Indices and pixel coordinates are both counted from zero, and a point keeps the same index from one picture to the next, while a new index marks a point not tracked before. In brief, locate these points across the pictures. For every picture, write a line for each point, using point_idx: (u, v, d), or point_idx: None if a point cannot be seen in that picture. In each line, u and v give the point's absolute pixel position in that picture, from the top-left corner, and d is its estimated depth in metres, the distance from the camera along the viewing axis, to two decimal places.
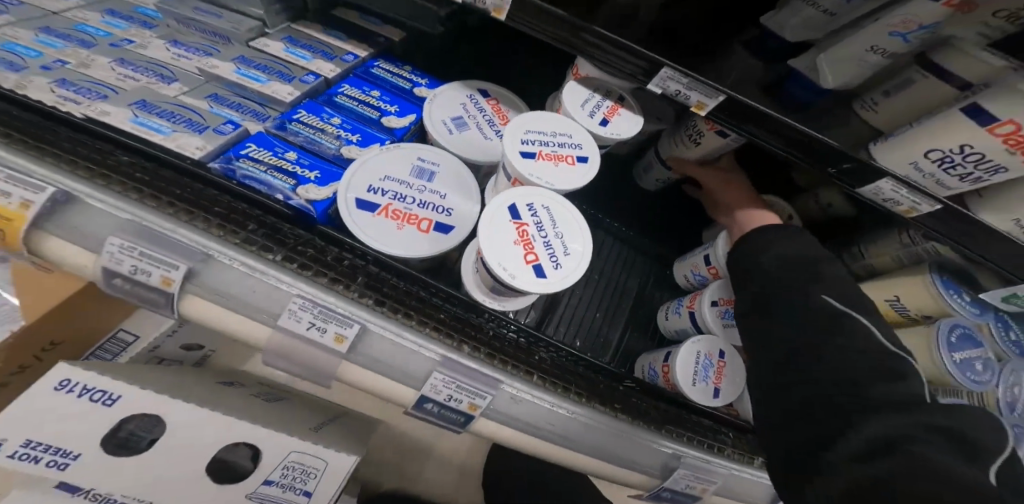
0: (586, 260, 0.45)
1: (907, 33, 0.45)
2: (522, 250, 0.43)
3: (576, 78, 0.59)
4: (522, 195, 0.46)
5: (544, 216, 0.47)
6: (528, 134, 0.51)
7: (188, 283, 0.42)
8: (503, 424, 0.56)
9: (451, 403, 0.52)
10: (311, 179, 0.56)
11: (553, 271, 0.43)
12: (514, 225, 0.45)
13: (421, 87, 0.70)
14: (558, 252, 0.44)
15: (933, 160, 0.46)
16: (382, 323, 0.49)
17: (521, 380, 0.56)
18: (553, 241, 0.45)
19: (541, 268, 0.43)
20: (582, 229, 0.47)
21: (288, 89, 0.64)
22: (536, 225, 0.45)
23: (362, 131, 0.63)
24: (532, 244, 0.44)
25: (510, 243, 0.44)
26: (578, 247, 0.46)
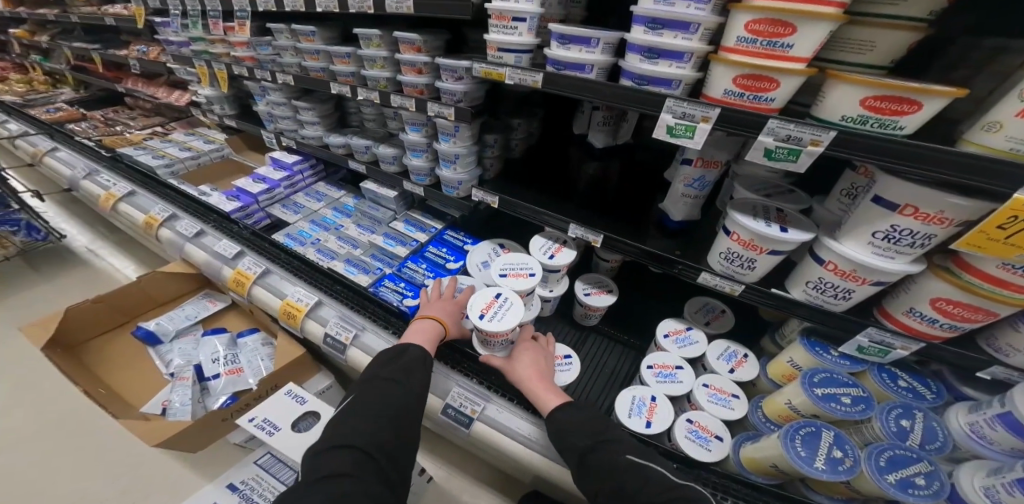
0: (504, 326, 0.86)
1: (693, 185, 0.88)
2: (484, 305, 0.89)
3: (542, 233, 1.11)
4: (502, 289, 0.94)
5: (506, 300, 0.91)
6: (505, 265, 1.00)
7: (355, 339, 1.06)
8: (491, 428, 0.90)
9: (461, 408, 0.92)
10: (409, 295, 1.08)
11: (488, 320, 0.87)
12: (487, 299, 0.91)
13: (468, 243, 1.23)
14: (501, 313, 0.88)
15: (727, 255, 0.79)
16: (437, 365, 1.02)
17: (502, 402, 0.94)
18: (500, 311, 0.89)
19: (485, 315, 0.87)
20: (514, 307, 0.90)
21: (402, 251, 1.22)
22: (500, 302, 0.91)
23: (437, 271, 1.14)
24: (491, 306, 0.89)
25: (481, 303, 0.90)
26: (513, 317, 0.88)
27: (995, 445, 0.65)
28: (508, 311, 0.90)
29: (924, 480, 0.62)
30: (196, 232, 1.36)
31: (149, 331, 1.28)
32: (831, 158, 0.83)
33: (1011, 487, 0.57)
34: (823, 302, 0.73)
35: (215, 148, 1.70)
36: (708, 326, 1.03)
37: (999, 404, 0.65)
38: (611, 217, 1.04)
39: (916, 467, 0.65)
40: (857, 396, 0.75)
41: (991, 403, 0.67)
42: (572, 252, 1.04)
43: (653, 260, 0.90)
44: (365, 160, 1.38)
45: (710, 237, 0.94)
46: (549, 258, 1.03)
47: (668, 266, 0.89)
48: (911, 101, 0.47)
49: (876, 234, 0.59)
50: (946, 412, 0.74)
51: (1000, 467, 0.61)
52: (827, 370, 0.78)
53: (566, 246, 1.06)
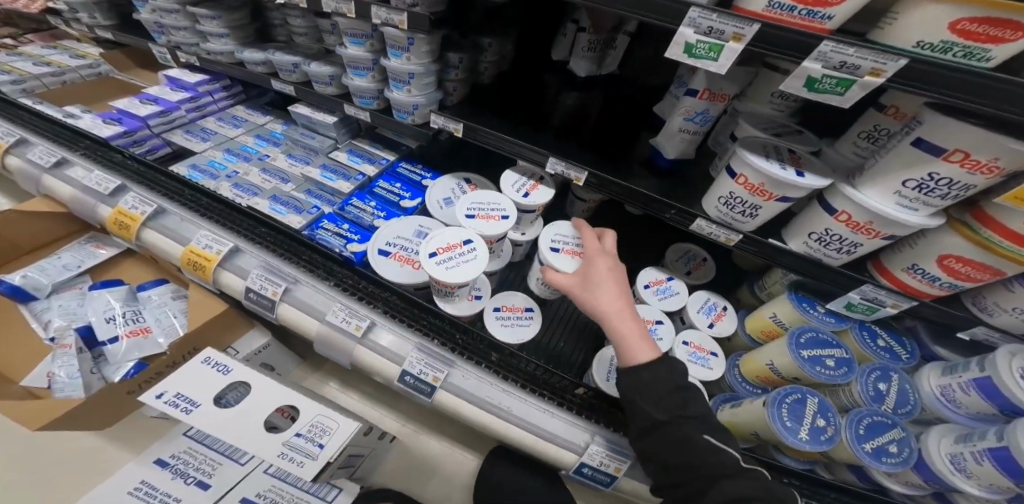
0: (442, 273, 0.74)
1: (692, 119, 0.76)
2: (445, 243, 0.77)
3: (513, 169, 0.96)
4: (472, 237, 0.79)
5: (470, 254, 0.77)
6: (473, 206, 0.86)
7: (287, 295, 0.87)
8: (454, 394, 0.82)
9: (422, 375, 0.81)
10: (355, 239, 0.91)
11: (432, 259, 0.75)
12: (448, 244, 0.77)
13: (427, 179, 1.06)
14: (461, 259, 0.76)
15: (724, 201, 0.70)
16: (387, 322, 0.87)
17: (469, 366, 0.86)
18: (455, 258, 0.76)
19: (434, 254, 0.76)
20: (475, 260, 0.76)
21: (348, 186, 1.03)
22: (461, 251, 0.77)
23: (389, 210, 0.98)
24: (449, 249, 0.77)
25: (446, 241, 0.78)
26: (467, 271, 0.75)
27: (962, 408, 0.70)
28: (463, 259, 0.76)
29: (897, 449, 0.68)
30: (56, 161, 1.07)
31: (14, 287, 1.02)
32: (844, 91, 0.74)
33: (981, 457, 0.63)
34: (817, 252, 0.68)
35: (85, 63, 1.34)
36: (688, 276, 0.98)
37: (978, 368, 0.68)
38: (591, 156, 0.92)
39: (891, 434, 0.70)
40: (840, 358, 0.75)
41: (966, 367, 0.70)
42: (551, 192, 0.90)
43: (642, 203, 0.81)
44: (293, 80, 1.13)
45: (702, 177, 0.85)
46: (523, 195, 0.89)
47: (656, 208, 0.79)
48: (1019, 26, 0.36)
49: (906, 184, 0.53)
50: (918, 372, 0.78)
51: (969, 434, 0.67)
52: (813, 327, 0.76)
53: (543, 185, 0.93)
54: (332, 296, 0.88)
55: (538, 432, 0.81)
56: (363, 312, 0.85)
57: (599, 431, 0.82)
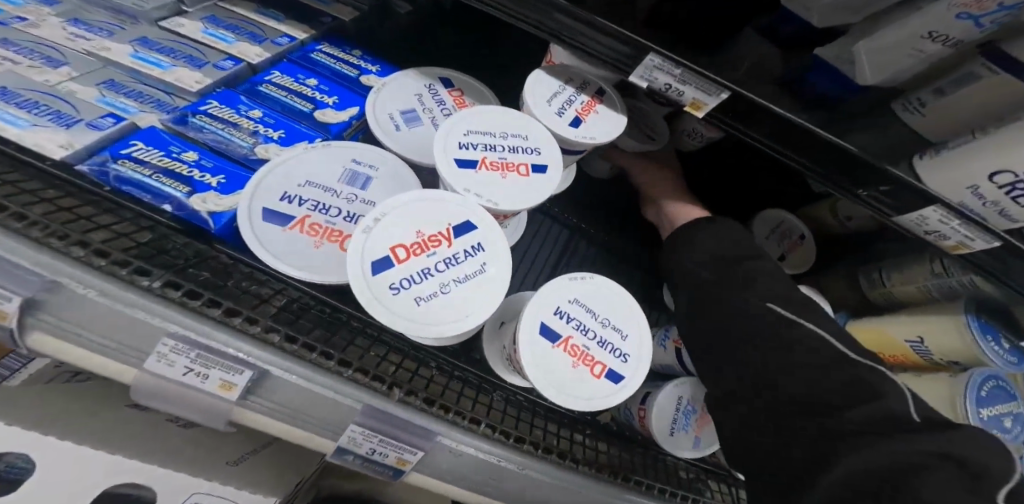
0: (395, 317, 0.31)
1: (980, 15, 0.35)
2: (409, 236, 0.33)
3: (542, 66, 0.48)
4: (475, 222, 0.34)
5: (465, 265, 0.33)
6: (470, 136, 0.38)
7: (31, 314, 0.33)
8: (439, 478, 0.53)
9: (377, 455, 0.50)
10: (212, 187, 0.44)
11: (381, 277, 0.31)
12: (417, 235, 0.33)
13: (370, 74, 0.60)
14: (452, 277, 0.33)
15: (1000, 186, 0.37)
16: (291, 368, 0.43)
17: (463, 429, 0.49)
18: (429, 273, 0.32)
19: (385, 263, 0.32)
20: (485, 281, 0.34)
21: (197, 76, 0.53)
22: (447, 258, 0.33)
23: (289, 127, 0.52)
24: (418, 252, 0.33)
25: (413, 229, 0.33)
26: (451, 312, 0.32)
27: None
28: (451, 277, 0.33)
29: None
30: None
31: None
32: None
33: None
34: None
35: None
36: (784, 262, 0.66)
37: None
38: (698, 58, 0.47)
39: None
40: (1013, 414, 0.54)
41: None
42: (620, 115, 0.46)
43: (817, 158, 0.41)
44: None
45: (854, 124, 0.52)
46: (568, 123, 0.43)
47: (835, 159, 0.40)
48: None
49: None
50: None
51: None
52: (998, 373, 0.51)
53: (605, 103, 0.47)
54: (154, 318, 0.36)
55: None
56: (222, 348, 0.39)
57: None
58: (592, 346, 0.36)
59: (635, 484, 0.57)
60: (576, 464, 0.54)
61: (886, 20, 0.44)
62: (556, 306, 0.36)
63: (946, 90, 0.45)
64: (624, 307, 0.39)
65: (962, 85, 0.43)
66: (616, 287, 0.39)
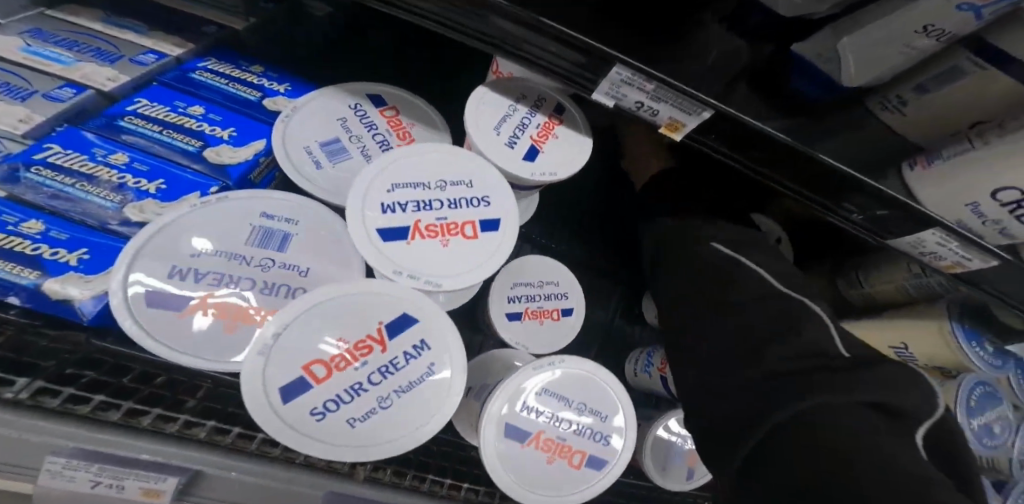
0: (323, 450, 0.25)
1: (982, 6, 0.28)
2: (330, 346, 0.27)
3: (485, 82, 0.39)
4: (417, 315, 0.29)
5: (407, 369, 0.28)
6: (397, 192, 0.31)
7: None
8: None
9: None
10: (69, 267, 0.34)
11: (299, 407, 0.26)
12: (339, 344, 0.27)
13: (276, 96, 0.49)
14: (391, 390, 0.27)
15: (1004, 203, 0.31)
16: (233, 469, 0.36)
17: (446, 499, 0.44)
18: (361, 389, 0.27)
19: (301, 386, 0.26)
20: (434, 385, 0.28)
21: (23, 112, 0.40)
22: (381, 365, 0.27)
23: (169, 174, 0.41)
24: (343, 366, 0.27)
25: (334, 336, 0.27)
26: (393, 430, 0.27)
27: None
28: (388, 389, 0.27)
29: None
30: None
31: None
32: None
33: None
34: None
35: None
36: None
37: None
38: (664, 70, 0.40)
39: None
40: (1006, 421, 0.54)
41: None
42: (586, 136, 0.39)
43: (814, 182, 0.35)
44: None
45: (838, 123, 0.47)
46: (522, 156, 0.36)
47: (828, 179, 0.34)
48: None
49: None
50: None
51: None
52: (984, 379, 0.50)
53: (566, 124, 0.39)
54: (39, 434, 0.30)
55: None
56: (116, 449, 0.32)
57: None
58: (568, 435, 0.34)
59: None
60: None
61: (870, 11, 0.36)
62: (522, 398, 0.33)
63: (927, 87, 0.39)
64: (596, 385, 0.36)
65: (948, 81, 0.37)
66: (594, 366, 0.36)
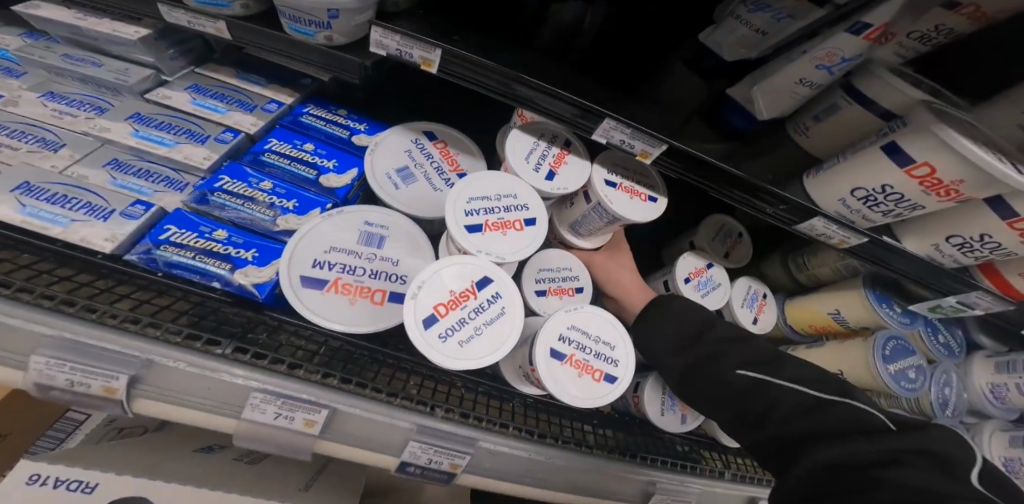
0: (449, 360, 0.41)
1: (830, 65, 0.49)
2: (448, 296, 0.43)
3: (518, 125, 0.57)
4: (496, 277, 0.46)
5: (492, 310, 0.45)
6: (473, 204, 0.48)
7: (134, 385, 0.43)
8: (485, 477, 0.61)
9: (433, 464, 0.56)
10: (248, 261, 0.52)
11: (434, 334, 0.42)
12: (450, 294, 0.44)
13: (360, 134, 0.65)
14: (482, 321, 0.44)
15: (858, 198, 0.52)
16: (354, 403, 0.51)
17: (496, 433, 0.59)
18: (467, 321, 0.44)
19: (434, 320, 0.42)
20: (505, 321, 0.45)
21: (204, 152, 0.55)
22: (479, 306, 0.44)
23: (299, 196, 0.57)
24: (456, 307, 0.43)
25: (450, 288, 0.44)
26: (485, 347, 0.44)
27: (1006, 403, 0.74)
28: (480, 322, 0.44)
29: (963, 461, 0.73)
30: None
31: None
32: (965, 39, 0.59)
33: None
34: (942, 256, 0.57)
35: None
36: (727, 259, 0.78)
37: None
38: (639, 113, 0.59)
39: (958, 445, 0.74)
40: (916, 366, 0.70)
41: (1023, 366, 0.71)
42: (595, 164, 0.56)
43: (737, 187, 0.55)
44: None
45: (771, 142, 0.65)
46: (545, 177, 0.54)
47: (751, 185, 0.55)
48: None
49: (950, 240, 0.54)
50: (965, 363, 0.78)
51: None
52: (895, 333, 0.68)
53: (574, 154, 0.57)
54: (241, 375, 0.46)
55: (588, 489, 0.65)
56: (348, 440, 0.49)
57: (662, 475, 0.68)
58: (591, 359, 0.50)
59: (642, 459, 0.68)
60: (592, 447, 0.65)
61: (772, 68, 0.56)
62: (560, 333, 0.49)
63: (820, 117, 0.58)
64: (608, 327, 0.52)
65: (832, 114, 0.57)
66: (601, 312, 0.52)
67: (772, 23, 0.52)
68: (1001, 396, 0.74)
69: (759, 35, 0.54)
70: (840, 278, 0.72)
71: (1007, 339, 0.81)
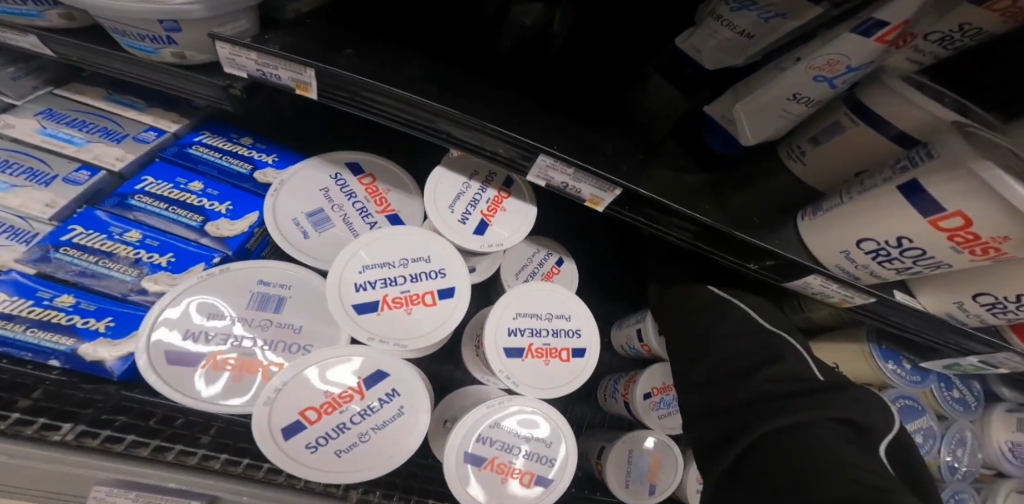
0: (313, 478, 0.33)
1: (834, 76, 0.37)
2: (320, 397, 0.34)
3: (444, 158, 0.45)
4: (392, 368, 0.36)
5: (385, 411, 0.35)
6: (370, 271, 0.37)
7: None
8: None
9: None
10: (100, 332, 0.42)
11: (297, 446, 0.33)
12: (327, 394, 0.34)
13: (266, 168, 0.53)
14: (367, 428, 0.34)
15: (864, 250, 0.42)
16: (240, 492, 0.43)
17: None
18: (346, 427, 0.34)
19: (297, 431, 0.33)
20: (403, 422, 0.35)
21: (47, 199, 0.44)
22: (363, 409, 0.35)
23: (177, 247, 0.47)
24: (330, 412, 0.34)
25: (323, 388, 0.34)
26: (374, 456, 0.34)
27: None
28: (364, 427, 0.34)
29: None
30: None
31: None
32: None
33: None
34: (967, 316, 0.46)
35: None
36: None
37: None
38: (592, 139, 0.47)
39: None
40: (925, 427, 0.61)
41: None
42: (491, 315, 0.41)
43: (709, 237, 0.45)
44: None
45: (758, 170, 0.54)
46: (471, 227, 0.43)
47: (733, 233, 0.44)
48: None
49: (978, 301, 0.43)
50: (980, 416, 0.69)
51: None
52: (903, 392, 0.59)
53: (513, 196, 0.46)
54: (79, 467, 0.38)
55: None
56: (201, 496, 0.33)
57: None
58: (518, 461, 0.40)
59: None
60: None
61: (757, 82, 0.44)
62: (478, 432, 0.39)
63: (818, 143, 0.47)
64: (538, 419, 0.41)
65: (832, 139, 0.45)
66: (543, 409, 0.41)
67: (759, 25, 0.41)
68: None
69: (744, 38, 0.43)
70: (839, 323, 0.62)
71: None
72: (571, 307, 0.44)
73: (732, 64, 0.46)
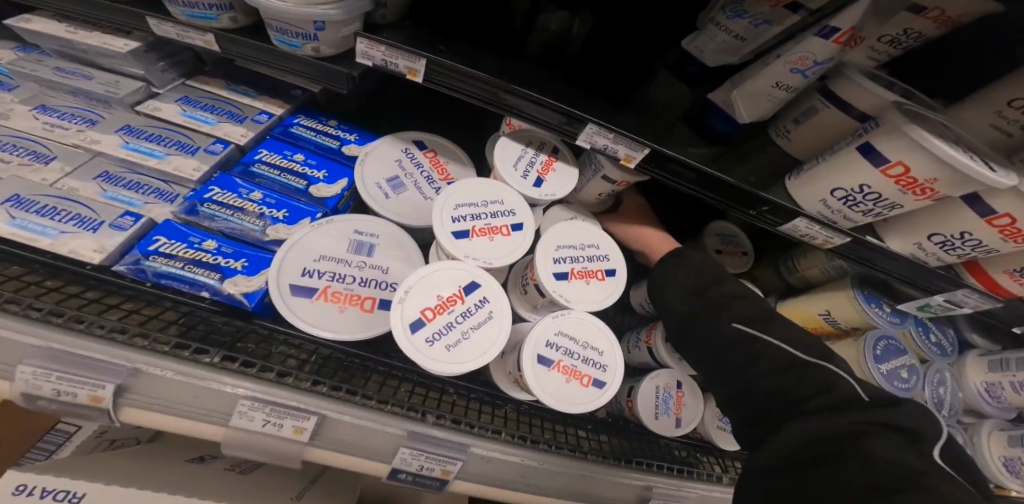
0: (434, 366, 0.41)
1: (804, 69, 0.49)
2: (434, 300, 0.44)
3: (505, 133, 0.57)
4: (483, 282, 0.46)
5: (480, 315, 0.45)
6: (461, 209, 0.49)
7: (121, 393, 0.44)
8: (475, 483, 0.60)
9: (425, 472, 0.56)
10: (238, 270, 0.52)
11: (420, 338, 0.42)
12: (437, 298, 0.45)
13: (350, 144, 0.65)
14: (468, 327, 0.44)
15: (838, 198, 0.53)
16: (342, 409, 0.51)
17: (490, 438, 0.59)
18: (453, 324, 0.44)
19: (420, 325, 0.43)
20: (492, 325, 0.46)
21: (194, 164, 0.56)
22: (464, 310, 0.45)
23: (289, 205, 0.58)
24: (441, 313, 0.44)
25: (436, 292, 0.45)
26: (475, 350, 0.44)
27: (1003, 401, 0.74)
28: (465, 327, 0.45)
29: None
30: None
31: None
32: None
33: None
34: (927, 254, 0.57)
35: None
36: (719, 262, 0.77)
37: None
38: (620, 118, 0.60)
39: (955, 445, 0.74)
40: (908, 366, 0.71)
41: (1017, 365, 0.71)
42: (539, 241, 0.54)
43: (718, 188, 0.57)
44: None
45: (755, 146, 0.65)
46: (534, 183, 0.54)
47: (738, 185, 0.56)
48: None
49: (932, 238, 0.54)
50: (958, 363, 0.79)
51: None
52: (885, 333, 0.69)
53: (561, 160, 0.57)
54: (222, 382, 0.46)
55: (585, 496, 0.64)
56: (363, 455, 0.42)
57: (657, 479, 0.67)
58: (578, 363, 0.50)
59: (641, 464, 0.68)
60: (587, 451, 0.65)
61: (750, 73, 0.56)
62: (547, 339, 0.50)
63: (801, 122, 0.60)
64: (587, 325, 0.52)
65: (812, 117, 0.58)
66: (588, 319, 0.53)
67: (750, 29, 0.53)
68: (997, 395, 0.74)
69: (737, 40, 0.55)
70: (829, 278, 0.73)
71: (998, 335, 0.81)
72: (600, 239, 0.57)
73: (729, 61, 0.58)
